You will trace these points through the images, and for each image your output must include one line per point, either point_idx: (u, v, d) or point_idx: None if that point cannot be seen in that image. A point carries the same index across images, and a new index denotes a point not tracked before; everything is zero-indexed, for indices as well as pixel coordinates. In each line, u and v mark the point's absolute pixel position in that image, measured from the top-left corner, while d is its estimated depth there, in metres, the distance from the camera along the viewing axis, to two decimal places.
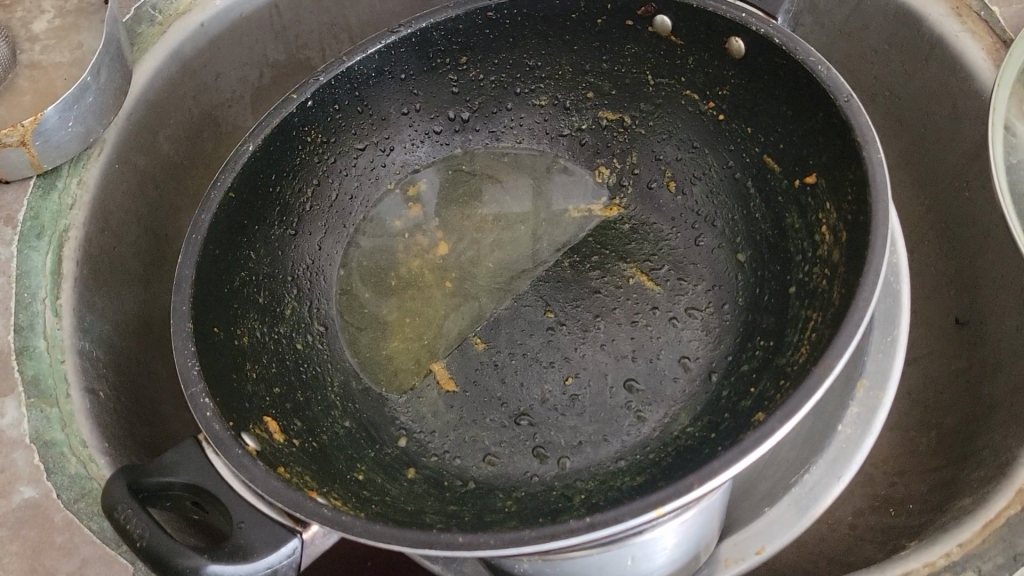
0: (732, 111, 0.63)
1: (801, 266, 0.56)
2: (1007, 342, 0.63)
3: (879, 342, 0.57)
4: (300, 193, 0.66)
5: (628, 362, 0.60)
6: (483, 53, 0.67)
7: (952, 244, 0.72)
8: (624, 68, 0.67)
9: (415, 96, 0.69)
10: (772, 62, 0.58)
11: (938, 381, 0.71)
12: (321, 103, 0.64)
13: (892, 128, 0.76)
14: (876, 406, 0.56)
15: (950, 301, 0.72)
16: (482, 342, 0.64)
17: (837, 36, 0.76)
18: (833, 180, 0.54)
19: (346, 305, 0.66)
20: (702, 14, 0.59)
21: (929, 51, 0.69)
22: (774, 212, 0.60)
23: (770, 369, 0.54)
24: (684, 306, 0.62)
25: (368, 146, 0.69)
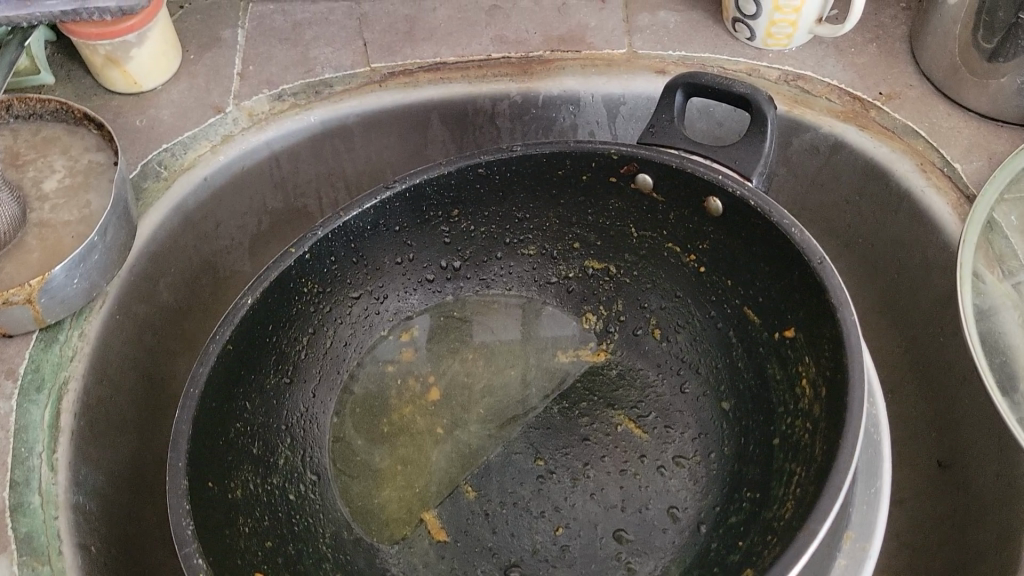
0: (711, 263, 0.66)
1: (784, 418, 0.58)
2: (988, 488, 0.64)
3: (863, 495, 0.58)
4: (297, 342, 0.68)
5: (618, 513, 0.61)
6: (474, 207, 0.70)
7: (931, 385, 0.74)
8: (608, 221, 0.70)
9: (408, 247, 0.71)
10: (747, 221, 0.61)
11: (925, 523, 0.72)
12: (318, 256, 0.66)
13: (867, 271, 0.79)
14: (862, 560, 0.56)
15: (933, 442, 0.73)
16: (473, 490, 0.64)
17: (810, 186, 0.80)
18: (810, 336, 0.57)
19: (338, 453, 0.67)
20: (681, 174, 0.63)
21: (897, 203, 0.73)
22: (756, 363, 0.62)
23: (757, 522, 0.55)
24: (672, 455, 0.63)
25: (362, 294, 0.71)
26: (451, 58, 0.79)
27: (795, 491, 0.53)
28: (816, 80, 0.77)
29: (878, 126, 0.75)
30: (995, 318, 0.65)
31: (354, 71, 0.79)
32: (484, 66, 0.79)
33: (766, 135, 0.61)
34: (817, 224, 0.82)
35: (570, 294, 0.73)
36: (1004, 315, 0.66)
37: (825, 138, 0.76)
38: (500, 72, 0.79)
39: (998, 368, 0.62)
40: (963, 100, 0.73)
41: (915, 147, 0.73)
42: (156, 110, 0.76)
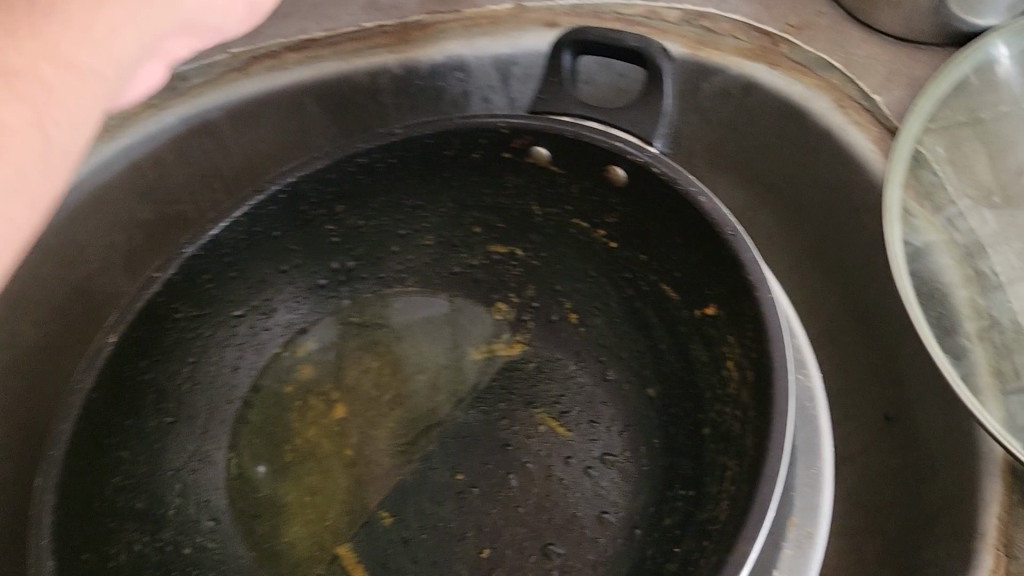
0: (622, 237, 0.60)
1: (713, 404, 0.53)
2: (938, 444, 0.60)
3: (804, 476, 0.53)
4: (176, 374, 0.61)
5: (546, 526, 0.55)
6: (361, 201, 0.63)
7: (871, 334, 0.69)
8: (508, 200, 0.63)
9: (292, 253, 0.64)
10: (652, 191, 0.55)
11: (878, 480, 0.68)
12: (189, 277, 0.59)
13: (794, 218, 0.74)
14: (809, 548, 0.52)
15: (878, 394, 0.69)
16: (390, 516, 0.58)
17: (726, 132, 0.74)
18: (730, 313, 0.51)
19: (237, 491, 0.60)
20: (577, 143, 0.56)
21: (818, 144, 0.67)
22: (679, 343, 0.57)
23: (692, 525, 0.50)
24: (598, 454, 0.58)
25: (247, 311, 0.64)
26: (319, 33, 0.71)
27: (727, 488, 0.48)
28: (721, 17, 0.70)
29: (790, 61, 0.68)
30: (930, 262, 0.61)
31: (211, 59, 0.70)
32: (356, 38, 0.71)
33: (663, 92, 0.55)
34: (739, 172, 0.77)
35: (476, 284, 0.67)
36: (936, 256, 0.62)
37: (734, 80, 0.70)
38: (374, 43, 0.71)
39: (935, 318, 0.58)
40: (877, 23, 0.67)
41: (830, 82, 0.67)
42: None
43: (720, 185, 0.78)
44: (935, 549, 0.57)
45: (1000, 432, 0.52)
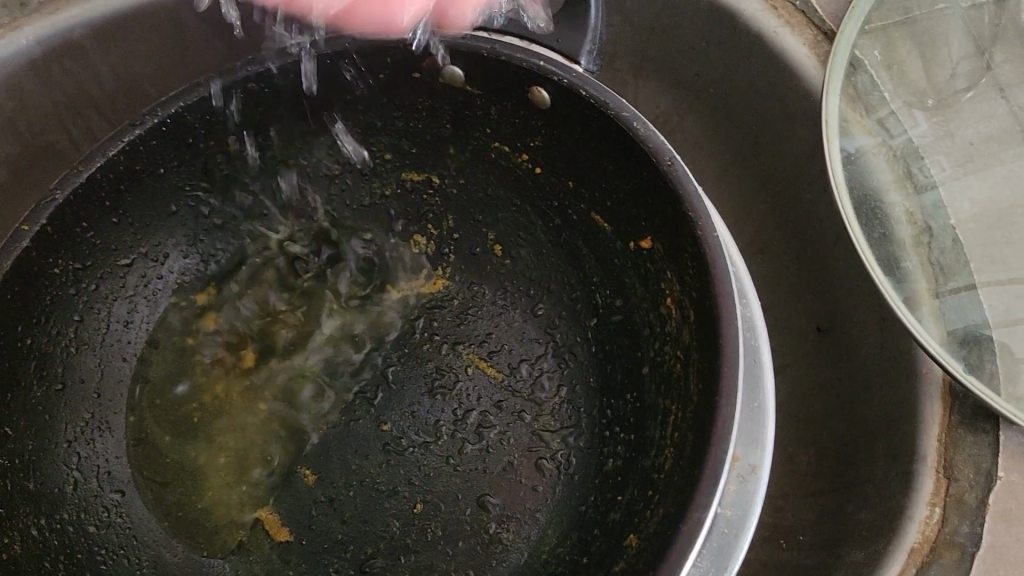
0: (545, 162, 0.55)
1: (652, 342, 0.50)
2: (873, 360, 0.59)
3: (746, 410, 0.51)
4: (61, 336, 0.53)
5: (483, 475, 0.53)
6: (256, 128, 0.55)
7: (803, 245, 0.67)
8: (420, 124, 0.57)
9: (183, 189, 0.56)
10: (580, 113, 0.50)
11: (810, 392, 0.67)
12: (65, 226, 0.50)
13: (722, 124, 0.70)
14: (753, 481, 0.51)
15: (808, 306, 0.67)
16: (313, 474, 0.54)
17: (650, 34, 0.69)
18: (669, 248, 0.47)
19: (140, 457, 0.55)
20: (495, 64, 0.51)
21: (749, 50, 0.63)
22: (613, 276, 0.53)
23: (637, 473, 0.47)
24: (531, 394, 0.55)
25: (136, 258, 0.56)
26: None
27: (668, 438, 0.46)
28: None
29: None
30: (868, 172, 0.58)
31: None
32: None
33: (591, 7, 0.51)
34: (664, 76, 0.72)
35: (389, 214, 0.62)
36: (874, 163, 0.59)
37: None
38: None
39: (875, 235, 0.55)
40: None
41: None
42: None
43: (644, 89, 0.74)
44: (871, 467, 0.57)
45: (938, 350, 0.51)
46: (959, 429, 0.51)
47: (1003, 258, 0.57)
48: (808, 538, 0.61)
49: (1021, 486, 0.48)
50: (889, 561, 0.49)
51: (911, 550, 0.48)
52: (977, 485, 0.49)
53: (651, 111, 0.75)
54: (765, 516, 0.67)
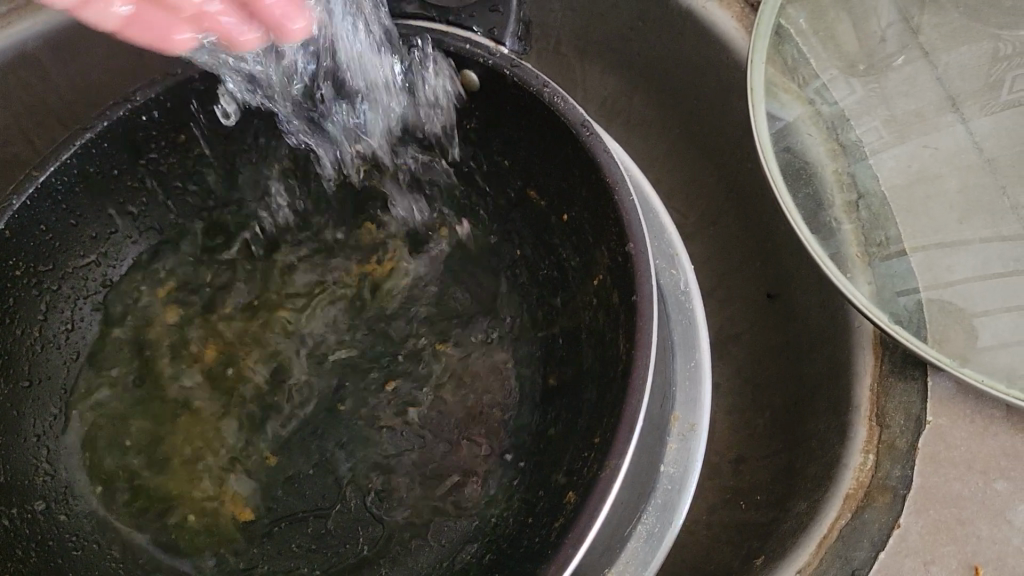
0: (482, 143, 0.57)
1: (587, 309, 0.52)
2: (815, 319, 0.61)
3: (684, 370, 0.53)
4: (26, 335, 0.54)
5: (435, 446, 0.55)
6: (204, 128, 0.57)
7: (748, 214, 0.69)
8: None
9: (137, 191, 0.58)
10: (507, 93, 0.52)
11: (763, 356, 0.69)
12: (25, 227, 0.51)
13: (666, 101, 0.72)
14: (692, 439, 0.52)
15: (757, 274, 0.69)
16: (274, 457, 0.56)
17: (590, 17, 0.71)
18: (596, 220, 0.49)
19: (106, 447, 0.56)
20: (425, 50, 0.52)
21: (682, 26, 0.65)
22: (552, 250, 0.55)
23: (576, 434, 0.49)
24: (481, 366, 0.58)
25: (94, 258, 0.58)
26: None
27: (597, 401, 0.48)
28: None
29: None
30: (797, 138, 0.58)
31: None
32: None
33: None
34: (609, 58, 0.73)
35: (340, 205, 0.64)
36: (801, 133, 0.58)
37: None
38: None
39: (805, 196, 0.55)
40: None
41: None
42: None
43: (592, 72, 0.76)
44: (815, 423, 0.58)
45: (864, 302, 0.52)
46: (890, 377, 0.52)
47: (929, 218, 0.56)
48: (762, 497, 0.63)
49: (948, 428, 0.50)
50: (827, 507, 0.50)
51: (846, 496, 0.50)
52: (907, 431, 0.50)
53: (600, 94, 0.77)
54: (724, 479, 0.69)
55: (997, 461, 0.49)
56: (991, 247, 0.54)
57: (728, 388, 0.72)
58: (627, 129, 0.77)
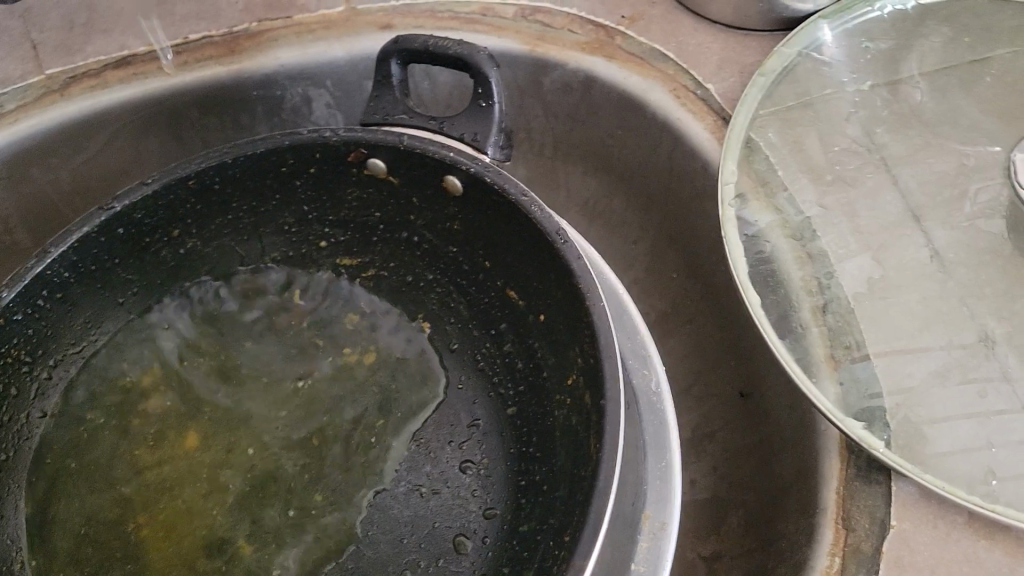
0: (466, 245, 0.60)
1: (558, 409, 0.54)
2: (787, 420, 0.62)
3: (655, 470, 0.55)
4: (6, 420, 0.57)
5: (409, 540, 0.55)
6: (211, 219, 0.62)
7: (723, 312, 0.71)
8: (354, 213, 0.63)
9: (130, 282, 0.62)
10: (488, 199, 0.55)
11: (739, 455, 0.69)
12: (14, 319, 0.55)
13: (647, 206, 0.75)
14: (662, 539, 0.53)
15: (731, 373, 0.70)
16: (250, 544, 0.56)
17: (572, 124, 0.74)
18: (570, 323, 0.52)
19: (63, 537, 0.56)
20: (414, 156, 0.56)
21: (661, 136, 0.68)
22: (526, 349, 0.58)
23: (545, 532, 0.50)
24: (458, 461, 0.58)
25: (87, 345, 0.62)
26: (142, 50, 0.68)
27: (567, 497, 0.50)
28: (556, 12, 0.70)
29: (625, 53, 0.69)
30: (770, 245, 0.60)
31: (25, 83, 0.67)
32: (184, 51, 0.69)
33: (494, 101, 0.55)
34: (592, 161, 0.76)
35: (329, 291, 0.67)
36: (769, 242, 0.60)
37: (575, 74, 0.69)
38: (203, 56, 0.69)
39: (774, 300, 0.58)
40: (707, 12, 0.68)
41: (666, 72, 0.67)
42: None
43: (573, 173, 0.79)
44: (784, 525, 0.59)
45: (830, 409, 0.53)
46: (856, 480, 0.53)
47: (895, 328, 0.58)
48: None
49: (910, 533, 0.50)
50: None
51: None
52: (871, 533, 0.51)
53: (582, 195, 0.80)
54: None
55: (960, 567, 0.49)
56: (951, 355, 0.56)
57: (706, 485, 0.72)
58: (610, 227, 0.79)
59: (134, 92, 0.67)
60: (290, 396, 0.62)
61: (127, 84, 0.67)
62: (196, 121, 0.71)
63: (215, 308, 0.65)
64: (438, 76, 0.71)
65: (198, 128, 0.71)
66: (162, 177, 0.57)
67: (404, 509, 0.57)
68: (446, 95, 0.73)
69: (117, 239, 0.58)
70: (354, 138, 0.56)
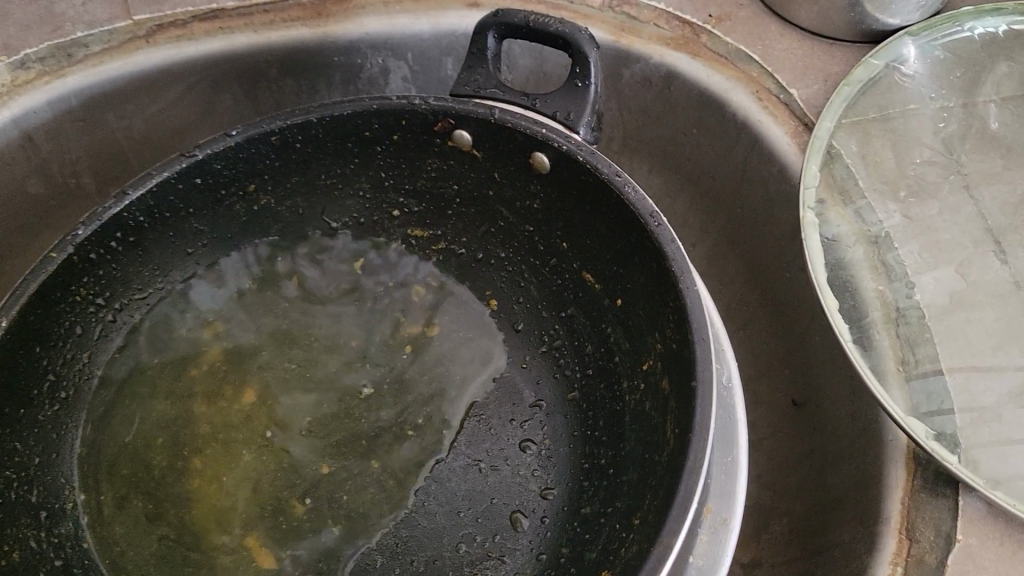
0: (545, 222, 0.60)
1: (630, 393, 0.54)
2: (844, 431, 0.61)
3: (721, 462, 0.54)
4: (71, 358, 0.57)
5: (466, 513, 0.55)
6: (286, 178, 0.62)
7: (779, 320, 0.70)
8: (432, 184, 0.64)
9: (201, 234, 0.62)
10: (576, 177, 0.55)
11: (785, 464, 0.68)
12: (87, 256, 0.55)
13: (710, 208, 0.74)
14: (724, 534, 0.52)
15: (784, 382, 0.70)
16: (303, 504, 0.56)
17: (646, 119, 0.74)
18: (651, 309, 0.52)
19: (116, 481, 0.56)
20: (503, 130, 0.56)
21: (737, 137, 0.68)
22: (600, 333, 0.59)
23: (611, 514, 0.50)
24: (519, 439, 0.58)
25: (152, 292, 0.62)
26: (229, 5, 0.68)
27: (636, 482, 0.49)
28: (643, 5, 0.70)
29: (710, 51, 0.69)
30: (847, 250, 0.60)
31: (112, 26, 0.66)
32: (270, 10, 0.68)
33: (590, 82, 0.55)
34: (659, 159, 0.76)
35: (396, 260, 0.67)
36: (847, 249, 0.60)
37: (656, 69, 0.69)
38: (288, 16, 0.69)
39: (849, 307, 0.57)
40: (795, 17, 0.68)
41: (749, 74, 0.67)
42: None
43: (637, 170, 0.78)
44: (836, 534, 0.58)
45: (903, 417, 0.53)
46: (922, 492, 0.52)
47: (967, 343, 0.58)
48: None
49: (977, 549, 0.49)
50: None
51: None
52: (937, 546, 0.50)
53: None
54: None
55: None
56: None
57: None
58: None
59: (220, 45, 0.67)
60: (350, 362, 0.62)
61: (213, 39, 0.67)
62: (274, 83, 0.71)
63: (283, 268, 0.65)
64: (519, 59, 0.71)
65: (274, 90, 0.71)
66: (246, 130, 0.56)
67: (462, 483, 0.56)
68: (523, 78, 0.73)
69: (196, 188, 0.58)
70: (443, 108, 0.56)
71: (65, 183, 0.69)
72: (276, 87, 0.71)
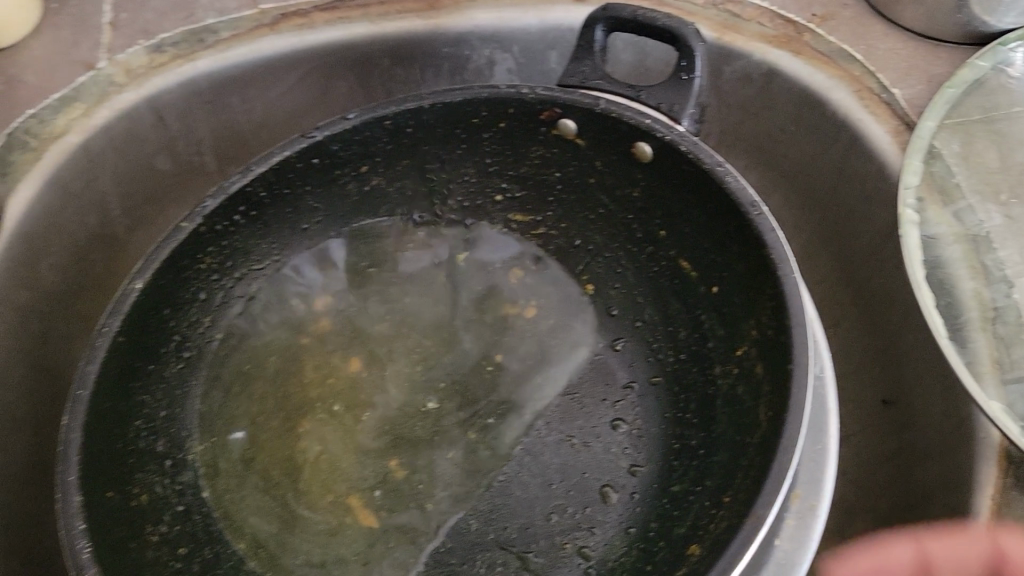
0: (642, 211, 0.63)
1: (720, 377, 0.57)
2: (934, 430, 0.61)
3: (810, 450, 0.55)
4: (195, 321, 0.61)
5: (557, 487, 0.57)
6: (394, 161, 0.65)
7: (872, 320, 0.70)
8: (535, 170, 0.66)
9: (316, 211, 0.66)
10: (677, 165, 0.57)
11: (871, 462, 0.69)
12: (212, 227, 0.59)
13: (805, 206, 0.75)
14: (812, 518, 0.53)
15: (873, 381, 0.70)
16: (402, 470, 0.59)
17: (744, 116, 0.75)
18: (748, 297, 0.54)
19: (231, 437, 0.60)
20: (608, 121, 0.58)
21: (837, 135, 0.68)
22: (693, 319, 0.61)
23: (700, 493, 0.52)
24: (611, 417, 0.60)
25: (270, 264, 0.66)
26: None
27: (727, 462, 0.51)
28: (747, 2, 0.71)
29: (813, 51, 0.70)
30: (943, 250, 0.61)
31: (240, 14, 0.70)
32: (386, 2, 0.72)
33: (696, 74, 0.57)
34: (755, 155, 0.77)
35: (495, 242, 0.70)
36: (946, 248, 0.61)
37: (757, 66, 0.71)
38: (403, 8, 0.72)
39: (946, 305, 0.58)
40: (900, 18, 0.68)
41: (851, 72, 0.68)
42: (18, 70, 0.67)
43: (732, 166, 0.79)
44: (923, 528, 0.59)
45: (999, 415, 0.53)
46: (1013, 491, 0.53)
47: None
48: None
49: None
50: None
51: None
52: None
53: None
54: None
55: None
56: None
57: None
58: None
59: (338, 34, 0.71)
60: (450, 337, 0.65)
61: (330, 28, 0.71)
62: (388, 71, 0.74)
63: (390, 246, 0.69)
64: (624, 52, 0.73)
65: (387, 79, 0.75)
66: (363, 114, 0.59)
67: (555, 456, 0.58)
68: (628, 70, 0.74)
69: (314, 166, 0.62)
70: (549, 98, 0.59)
71: (189, 160, 0.74)
72: (389, 77, 0.75)
